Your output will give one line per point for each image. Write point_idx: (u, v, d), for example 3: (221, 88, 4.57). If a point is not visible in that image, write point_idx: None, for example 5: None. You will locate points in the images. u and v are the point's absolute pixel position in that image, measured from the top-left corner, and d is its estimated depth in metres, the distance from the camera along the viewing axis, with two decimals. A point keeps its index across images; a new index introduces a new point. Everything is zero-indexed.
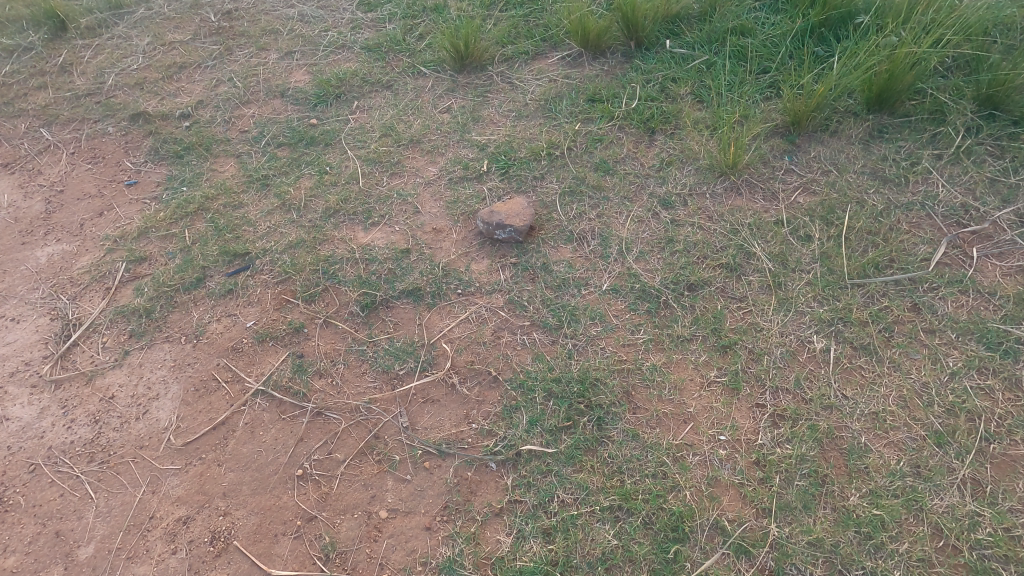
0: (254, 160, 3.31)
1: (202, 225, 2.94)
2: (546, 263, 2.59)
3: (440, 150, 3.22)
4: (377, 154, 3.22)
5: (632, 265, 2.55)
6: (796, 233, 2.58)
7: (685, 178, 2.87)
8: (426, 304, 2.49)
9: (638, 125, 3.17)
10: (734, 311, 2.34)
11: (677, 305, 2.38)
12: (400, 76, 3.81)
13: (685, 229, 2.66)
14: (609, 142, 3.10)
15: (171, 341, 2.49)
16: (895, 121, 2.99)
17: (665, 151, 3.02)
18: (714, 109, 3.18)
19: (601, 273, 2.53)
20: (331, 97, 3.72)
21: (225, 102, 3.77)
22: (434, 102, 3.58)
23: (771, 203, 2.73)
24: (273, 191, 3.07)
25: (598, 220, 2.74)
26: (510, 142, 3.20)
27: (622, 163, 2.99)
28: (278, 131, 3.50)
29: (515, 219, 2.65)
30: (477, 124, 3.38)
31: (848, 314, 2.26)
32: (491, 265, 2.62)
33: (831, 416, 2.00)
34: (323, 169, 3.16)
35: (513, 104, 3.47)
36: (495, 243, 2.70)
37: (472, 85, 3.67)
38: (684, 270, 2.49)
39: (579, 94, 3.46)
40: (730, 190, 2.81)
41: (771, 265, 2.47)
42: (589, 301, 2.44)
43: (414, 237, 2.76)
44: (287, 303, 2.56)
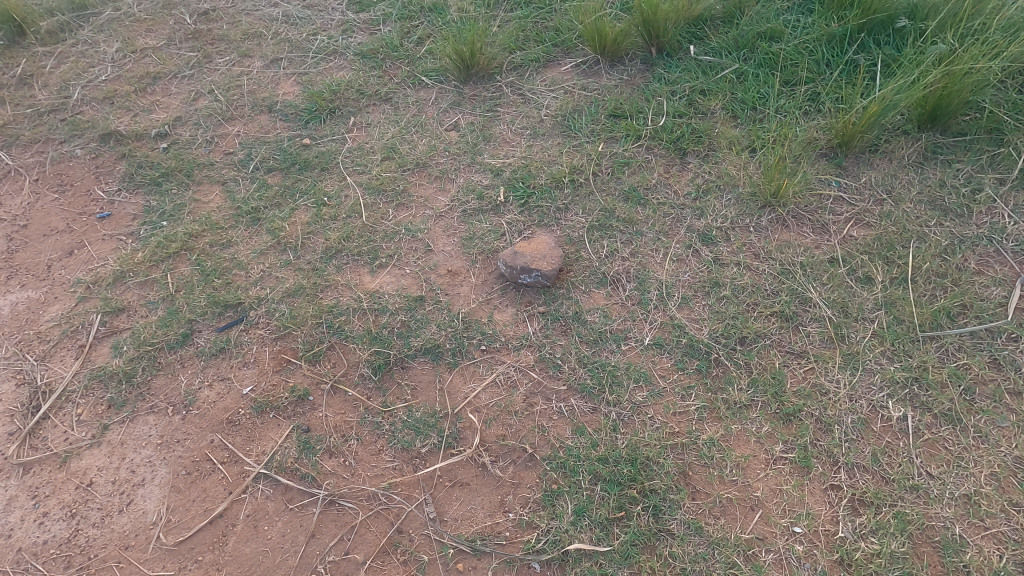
0: (243, 188, 2.99)
1: (187, 269, 2.62)
2: (578, 312, 2.32)
3: (449, 175, 2.92)
4: (380, 181, 2.91)
5: (675, 314, 2.28)
6: (853, 275, 2.33)
7: (725, 209, 2.60)
8: (446, 364, 2.21)
9: (668, 145, 2.89)
10: (795, 370, 2.09)
11: (730, 362, 2.13)
12: (399, 87, 3.47)
13: (730, 270, 2.40)
14: (637, 167, 2.82)
15: (156, 413, 2.19)
16: (949, 141, 2.74)
17: (700, 177, 2.74)
18: (750, 129, 2.91)
19: (641, 324, 2.27)
20: (324, 112, 3.38)
21: (207, 119, 3.42)
22: (439, 118, 3.26)
23: (823, 239, 2.48)
24: (265, 226, 2.75)
25: (633, 260, 2.47)
26: (527, 165, 2.90)
27: (653, 191, 2.71)
28: (268, 153, 3.16)
29: (542, 261, 2.37)
30: (488, 144, 3.07)
31: (923, 374, 2.02)
32: (516, 315, 2.34)
33: (918, 501, 1.78)
34: (321, 200, 2.85)
35: (527, 121, 3.17)
36: (519, 287, 2.42)
37: (480, 98, 3.35)
38: (735, 320, 2.24)
39: (598, 108, 3.16)
40: (776, 223, 2.55)
41: (830, 313, 2.22)
42: (631, 358, 2.18)
43: (428, 282, 2.47)
44: (288, 364, 2.26)
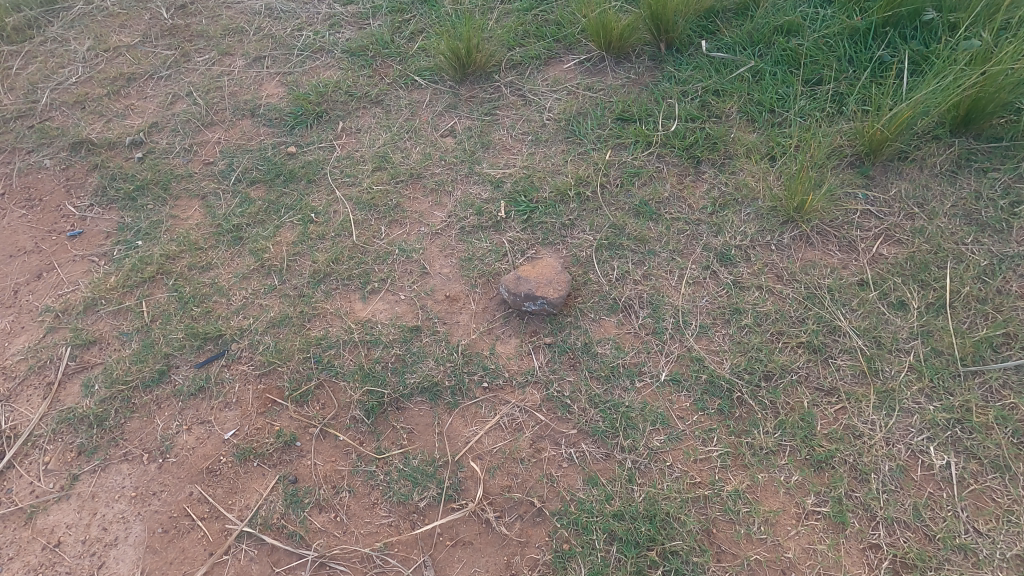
0: (224, 203, 2.78)
1: (163, 295, 2.43)
2: (587, 343, 2.14)
3: (446, 187, 2.71)
4: (372, 195, 2.71)
5: (693, 345, 2.10)
6: (886, 300, 2.15)
7: (744, 225, 2.41)
8: (445, 405, 2.04)
9: (681, 153, 2.68)
10: (824, 409, 1.92)
11: (755, 402, 1.95)
12: (391, 88, 3.24)
13: (751, 294, 2.22)
14: (648, 177, 2.62)
15: (130, 461, 2.01)
16: (984, 147, 2.53)
17: (716, 188, 2.54)
18: (769, 135, 2.70)
19: (657, 357, 2.09)
20: (311, 116, 3.15)
21: (185, 124, 3.19)
22: (433, 123, 3.04)
23: (851, 258, 2.29)
24: (248, 246, 2.55)
25: (646, 283, 2.28)
26: (529, 176, 2.70)
27: (666, 205, 2.51)
28: (251, 163, 2.95)
29: (547, 288, 2.19)
30: (487, 152, 2.86)
31: (967, 415, 1.85)
32: (520, 347, 2.16)
33: (966, 563, 1.63)
34: (308, 216, 2.64)
35: (527, 125, 2.95)
36: (522, 315, 2.24)
37: (478, 100, 3.13)
38: (759, 352, 2.06)
39: (605, 111, 2.94)
40: (800, 240, 2.36)
41: (862, 344, 2.05)
42: (646, 396, 2.00)
43: (425, 309, 2.29)
44: (272, 405, 2.08)
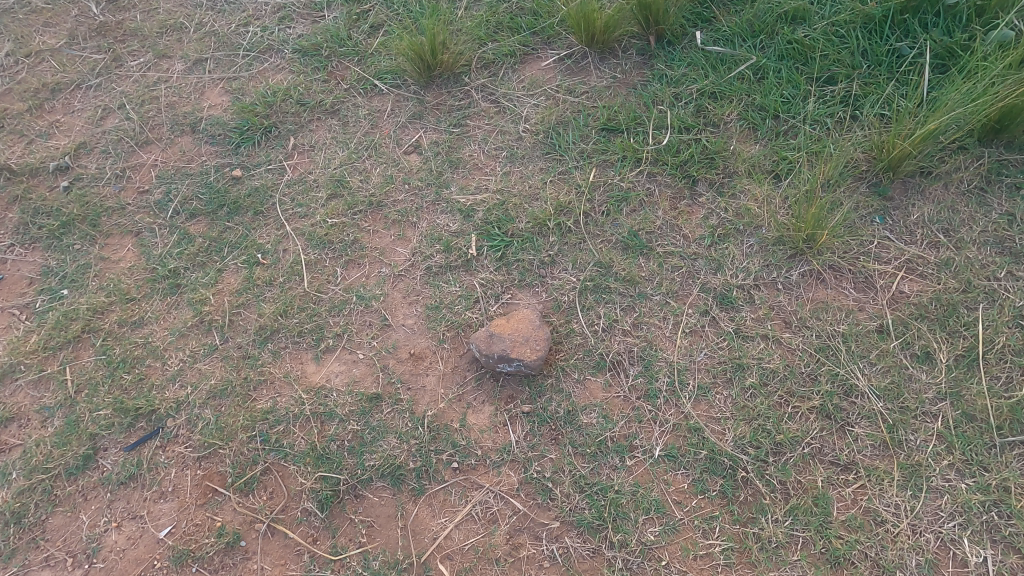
0: (160, 241, 2.46)
1: (90, 360, 2.14)
2: (570, 411, 1.88)
3: (410, 218, 2.39)
4: (326, 229, 2.39)
5: (691, 412, 1.85)
6: (909, 351, 1.89)
7: (747, 259, 2.12)
8: (410, 492, 1.79)
9: (674, 172, 2.37)
10: (841, 490, 1.69)
11: (762, 482, 1.71)
12: (348, 95, 2.86)
13: (755, 345, 1.95)
14: (637, 202, 2.32)
15: (53, 567, 1.78)
16: (1018, 158, 2.23)
17: (714, 215, 2.24)
18: (773, 147, 2.38)
19: (650, 428, 1.83)
20: (258, 131, 2.79)
21: (116, 144, 2.83)
22: (396, 137, 2.69)
23: (868, 298, 2.02)
24: (186, 296, 2.25)
25: (636, 335, 2.01)
26: (503, 203, 2.38)
27: (658, 236, 2.22)
28: (191, 191, 2.61)
29: (524, 348, 1.91)
30: (456, 172, 2.52)
31: (1005, 498, 1.63)
32: (494, 417, 1.90)
33: None
34: (254, 257, 2.33)
35: (501, 138, 2.61)
36: (497, 377, 1.97)
37: (446, 107, 2.76)
38: (765, 420, 1.81)
39: (588, 120, 2.60)
40: (810, 277, 2.08)
41: (883, 407, 1.80)
42: (638, 477, 1.76)
43: (386, 372, 2.01)
44: (213, 495, 1.84)
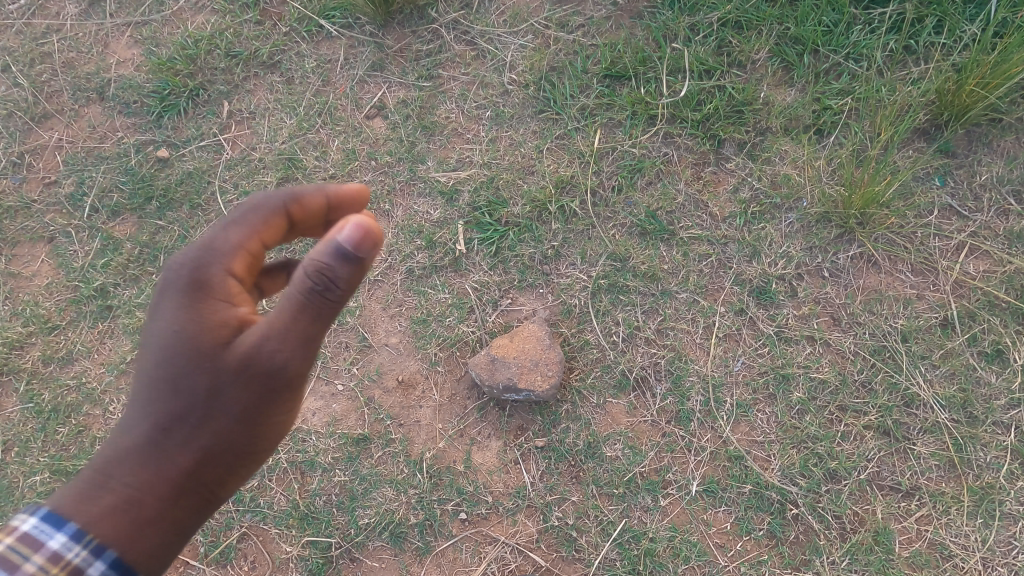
0: (80, 250, 2.03)
1: (16, 410, 1.83)
2: (591, 443, 1.63)
3: (382, 205, 1.97)
4: None
5: (730, 437, 1.61)
6: (977, 348, 1.64)
7: (786, 242, 1.79)
8: (414, 551, 1.59)
9: (696, 129, 1.95)
10: (904, 523, 1.50)
11: (815, 519, 1.52)
12: (288, 39, 2.22)
13: (800, 350, 1.68)
14: (653, 173, 1.91)
15: None
16: None
17: (746, 185, 1.87)
18: (814, 92, 1.94)
19: (683, 459, 1.60)
20: (183, 95, 2.21)
21: (8, 120, 2.28)
22: (353, 96, 2.13)
23: (928, 283, 1.72)
24: (121, 323, 1.88)
25: (662, 346, 1.71)
26: (493, 179, 1.95)
27: (680, 216, 1.85)
28: (110, 180, 2.13)
29: (533, 375, 1.61)
30: (432, 140, 2.03)
31: None
32: (504, 455, 1.64)
33: None
34: None
35: (481, 92, 2.06)
36: (502, 405, 1.67)
37: (412, 52, 2.15)
38: (816, 444, 1.57)
39: (588, 63, 2.05)
40: (861, 260, 1.76)
41: (948, 419, 1.57)
42: (674, 519, 1.55)
43: (372, 406, 1.71)
44: (186, 569, 1.63)
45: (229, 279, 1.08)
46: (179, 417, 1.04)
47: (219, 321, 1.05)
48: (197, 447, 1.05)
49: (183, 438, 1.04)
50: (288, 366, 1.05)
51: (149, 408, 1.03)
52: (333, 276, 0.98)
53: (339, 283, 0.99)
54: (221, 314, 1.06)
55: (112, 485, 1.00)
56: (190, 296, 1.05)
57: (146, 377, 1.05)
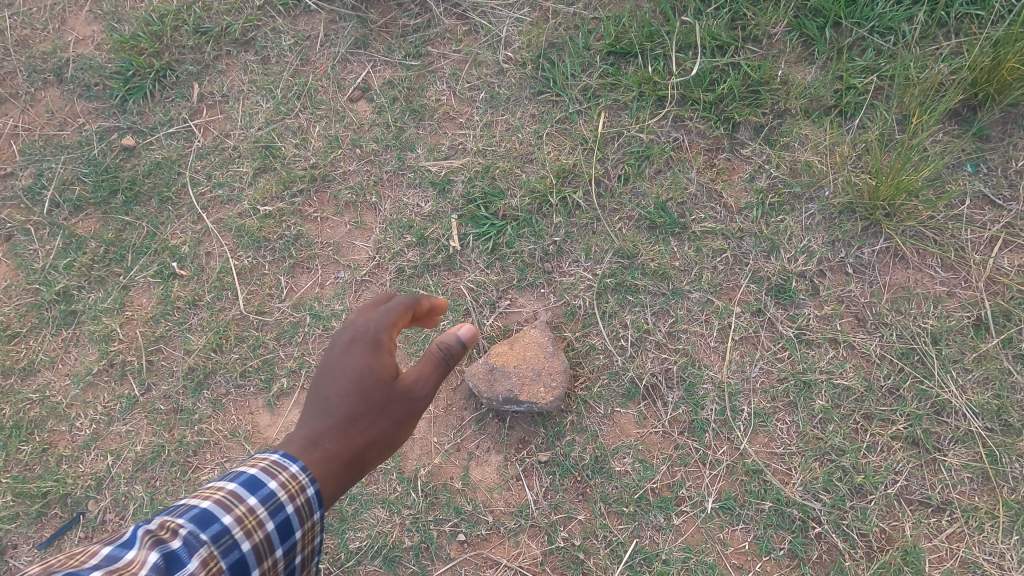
0: (39, 249, 1.86)
1: None
2: (598, 457, 1.51)
3: (368, 197, 1.81)
4: (259, 222, 1.81)
5: (748, 450, 1.50)
6: (1012, 350, 1.52)
7: (807, 235, 1.65)
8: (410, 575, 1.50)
9: (707, 112, 1.78)
10: (934, 541, 1.41)
11: (840, 537, 1.43)
12: (262, 14, 2.01)
13: (821, 354, 1.56)
14: (662, 160, 1.75)
15: None
16: None
17: (763, 173, 1.72)
18: (837, 70, 1.77)
19: (697, 473, 1.49)
20: (148, 76, 2.02)
21: None
22: (335, 77, 1.94)
23: (960, 279, 1.60)
24: (87, 331, 1.73)
25: (673, 351, 1.59)
26: (488, 168, 1.78)
27: (692, 207, 1.71)
28: (71, 171, 1.96)
29: (535, 386, 1.48)
30: (422, 125, 1.86)
31: None
32: (505, 470, 1.53)
33: None
34: (167, 267, 1.78)
35: (475, 71, 1.88)
36: (502, 417, 1.55)
37: (398, 26, 1.96)
38: (840, 456, 1.47)
39: (590, 37, 1.85)
40: (888, 255, 1.63)
41: (982, 428, 1.46)
42: (688, 539, 1.46)
43: None
44: None
45: (391, 332, 1.20)
46: (361, 412, 1.12)
47: (386, 365, 1.17)
48: (372, 438, 1.13)
49: (371, 428, 1.12)
50: (421, 402, 1.20)
51: (338, 408, 1.11)
52: (454, 353, 1.22)
53: (455, 358, 1.23)
54: (387, 361, 1.18)
55: (317, 453, 1.05)
56: (368, 347, 1.17)
57: (328, 391, 1.13)
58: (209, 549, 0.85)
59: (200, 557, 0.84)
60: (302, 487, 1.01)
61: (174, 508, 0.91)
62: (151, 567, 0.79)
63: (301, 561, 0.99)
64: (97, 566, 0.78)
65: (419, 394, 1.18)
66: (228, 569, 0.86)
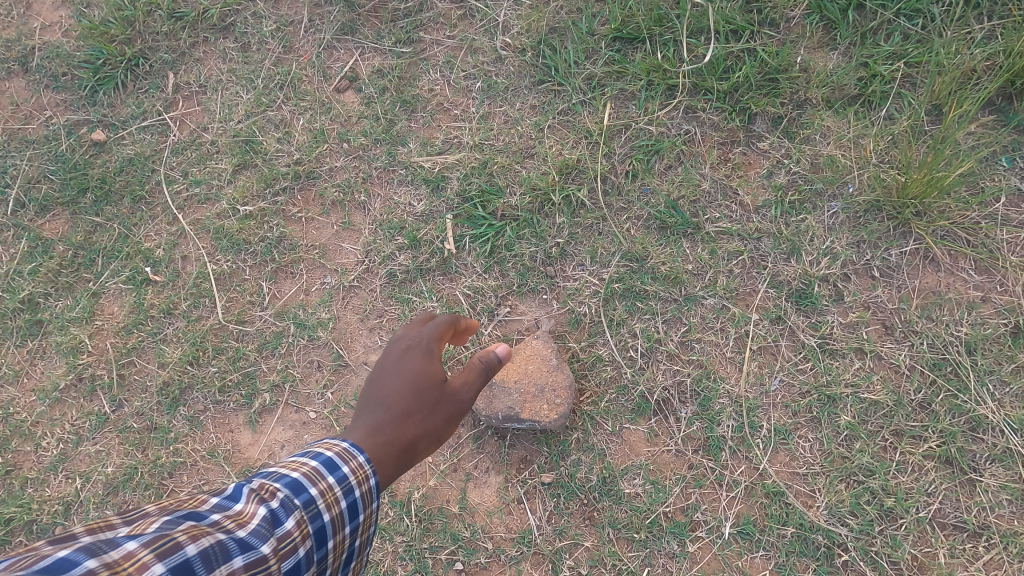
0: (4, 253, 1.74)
1: None
2: (606, 478, 1.41)
3: (356, 195, 1.68)
4: (238, 223, 1.68)
5: (769, 470, 1.39)
6: None
7: (830, 236, 1.53)
8: None
9: (721, 103, 1.64)
10: (969, 568, 1.32)
11: (867, 564, 1.33)
12: None
13: (846, 365, 1.44)
14: (673, 154, 1.62)
15: None
16: None
17: (782, 168, 1.59)
18: (860, 56, 1.62)
19: (713, 496, 1.39)
20: (120, 66, 1.87)
21: None
22: (320, 65, 1.80)
23: (997, 283, 1.48)
24: (56, 343, 1.62)
25: (686, 363, 1.47)
26: (484, 164, 1.65)
27: (705, 206, 1.58)
28: (37, 168, 1.82)
29: (537, 403, 1.37)
30: (413, 117, 1.73)
31: None
32: (506, 492, 1.42)
33: None
34: (140, 272, 1.66)
35: (470, 59, 1.74)
36: (502, 434, 1.44)
37: (388, 9, 1.81)
38: (869, 477, 1.37)
39: (594, 20, 1.71)
40: (917, 257, 1.51)
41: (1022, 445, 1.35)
42: (703, 566, 1.37)
43: None
44: None
45: (440, 340, 1.27)
46: (416, 408, 1.17)
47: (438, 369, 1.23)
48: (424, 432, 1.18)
49: (426, 421, 1.17)
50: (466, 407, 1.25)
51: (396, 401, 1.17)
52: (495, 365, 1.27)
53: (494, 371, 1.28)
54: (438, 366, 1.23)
55: (379, 439, 1.11)
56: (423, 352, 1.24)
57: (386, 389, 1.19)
58: (301, 513, 0.89)
59: (296, 518, 0.88)
60: (366, 476, 1.03)
61: (266, 475, 0.95)
62: (259, 519, 0.85)
63: (359, 547, 1.00)
64: (211, 511, 0.86)
65: (464, 398, 1.23)
66: (313, 535, 0.90)
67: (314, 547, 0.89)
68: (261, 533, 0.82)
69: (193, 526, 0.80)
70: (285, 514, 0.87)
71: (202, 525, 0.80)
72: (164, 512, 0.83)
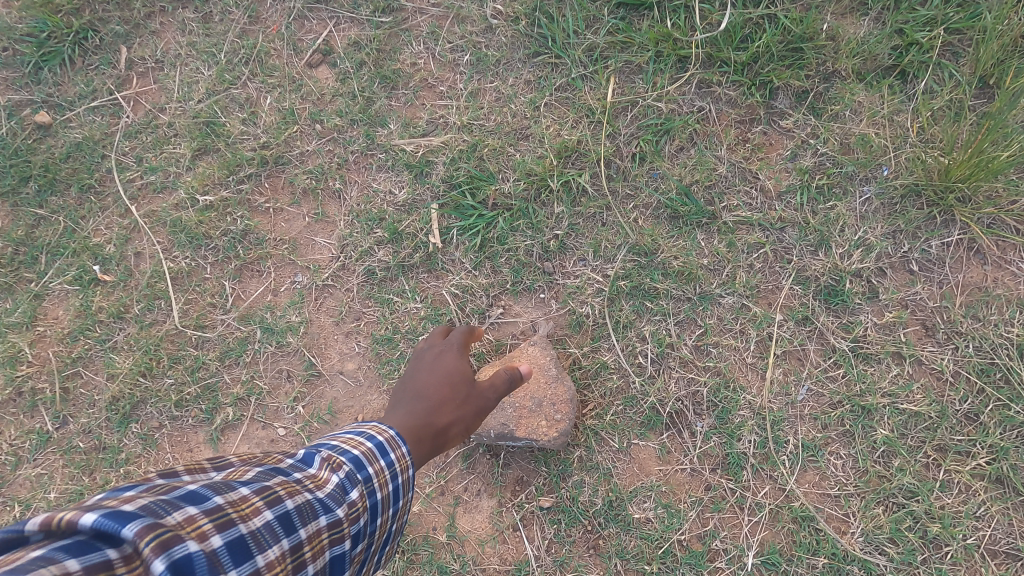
0: None
1: None
2: (613, 501, 1.26)
3: (330, 182, 1.50)
4: (198, 215, 1.49)
5: (797, 490, 1.25)
6: None
7: (863, 225, 1.36)
8: None
9: (738, 77, 1.44)
10: None
11: None
12: None
13: (881, 373, 1.29)
14: (685, 134, 1.44)
15: None
16: None
17: (807, 150, 1.41)
18: (896, 22, 1.42)
19: (733, 521, 1.25)
20: (65, 42, 1.63)
21: None
22: (290, 37, 1.59)
23: None
24: None
25: (700, 372, 1.31)
26: (473, 148, 1.47)
27: (722, 193, 1.40)
28: None
29: (534, 419, 1.21)
30: (394, 95, 1.53)
31: None
32: (501, 517, 1.27)
33: None
34: (87, 270, 1.48)
35: (457, 29, 1.54)
36: (496, 452, 1.28)
37: None
38: (912, 501, 1.23)
39: None
40: (962, 249, 1.34)
41: None
42: None
43: None
44: None
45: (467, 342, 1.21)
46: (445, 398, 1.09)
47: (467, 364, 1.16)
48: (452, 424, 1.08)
49: (458, 409, 1.08)
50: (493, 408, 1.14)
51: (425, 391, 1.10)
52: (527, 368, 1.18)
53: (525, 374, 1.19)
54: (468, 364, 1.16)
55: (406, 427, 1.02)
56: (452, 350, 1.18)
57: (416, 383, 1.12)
58: (360, 489, 0.84)
59: (358, 490, 0.84)
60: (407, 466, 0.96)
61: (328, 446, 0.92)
62: (333, 484, 0.83)
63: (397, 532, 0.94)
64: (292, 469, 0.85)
65: (492, 396, 1.13)
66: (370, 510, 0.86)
67: (371, 523, 0.86)
68: (337, 497, 0.81)
69: (283, 481, 0.80)
70: (354, 483, 0.85)
71: (290, 480, 0.80)
72: (252, 466, 0.85)
